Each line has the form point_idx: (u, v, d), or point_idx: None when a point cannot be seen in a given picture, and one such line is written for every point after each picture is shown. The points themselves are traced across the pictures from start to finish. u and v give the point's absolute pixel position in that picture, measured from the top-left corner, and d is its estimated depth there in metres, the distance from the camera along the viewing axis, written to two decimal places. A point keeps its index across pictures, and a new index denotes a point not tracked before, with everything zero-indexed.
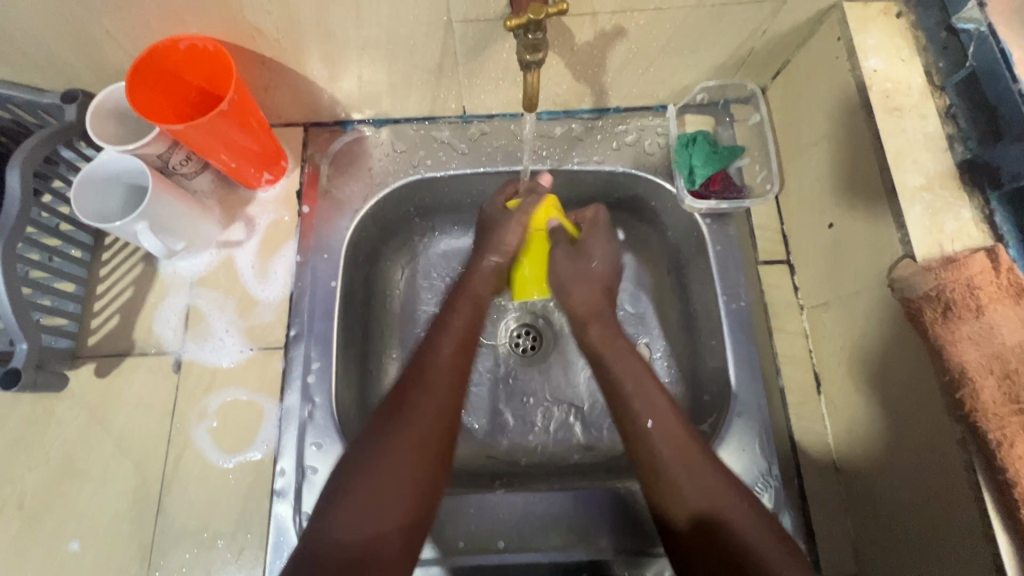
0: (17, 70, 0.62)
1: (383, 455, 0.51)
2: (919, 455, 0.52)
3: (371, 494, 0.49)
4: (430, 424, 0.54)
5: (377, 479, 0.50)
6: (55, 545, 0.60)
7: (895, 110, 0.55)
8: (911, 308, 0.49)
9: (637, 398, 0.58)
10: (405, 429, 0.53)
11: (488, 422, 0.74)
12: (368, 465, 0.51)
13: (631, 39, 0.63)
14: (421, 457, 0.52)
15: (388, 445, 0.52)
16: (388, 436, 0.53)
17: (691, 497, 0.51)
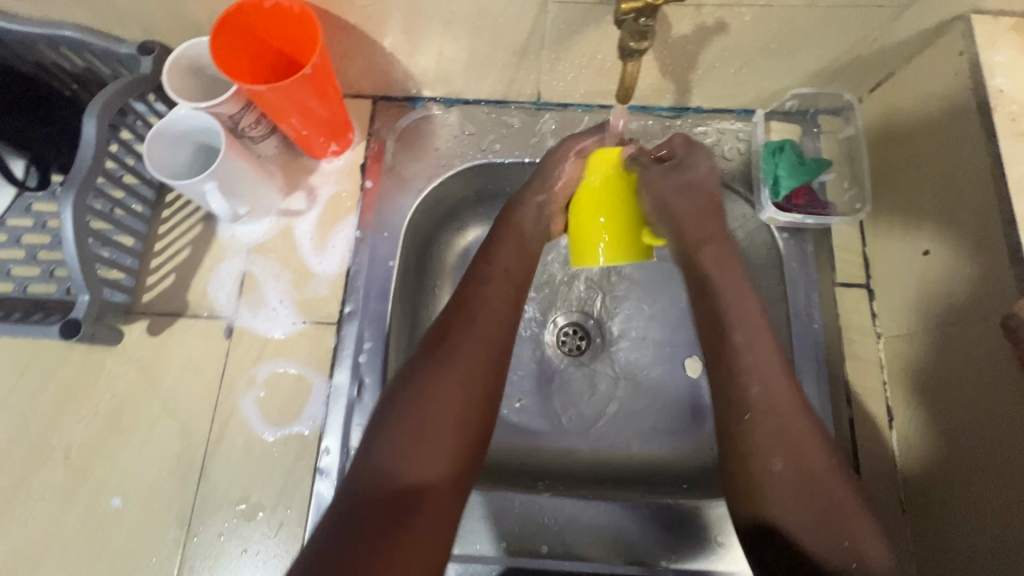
0: (97, 18, 0.60)
1: (431, 381, 0.48)
2: (1006, 510, 0.49)
3: (416, 433, 0.46)
4: (472, 370, 0.49)
5: (417, 415, 0.46)
6: (97, 500, 0.60)
7: (1020, 135, 0.51)
8: (1022, 352, 0.45)
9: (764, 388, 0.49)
10: (440, 377, 0.48)
11: (530, 420, 0.73)
12: (408, 403, 0.47)
13: (731, 36, 0.59)
14: (460, 400, 0.48)
15: (428, 384, 0.48)
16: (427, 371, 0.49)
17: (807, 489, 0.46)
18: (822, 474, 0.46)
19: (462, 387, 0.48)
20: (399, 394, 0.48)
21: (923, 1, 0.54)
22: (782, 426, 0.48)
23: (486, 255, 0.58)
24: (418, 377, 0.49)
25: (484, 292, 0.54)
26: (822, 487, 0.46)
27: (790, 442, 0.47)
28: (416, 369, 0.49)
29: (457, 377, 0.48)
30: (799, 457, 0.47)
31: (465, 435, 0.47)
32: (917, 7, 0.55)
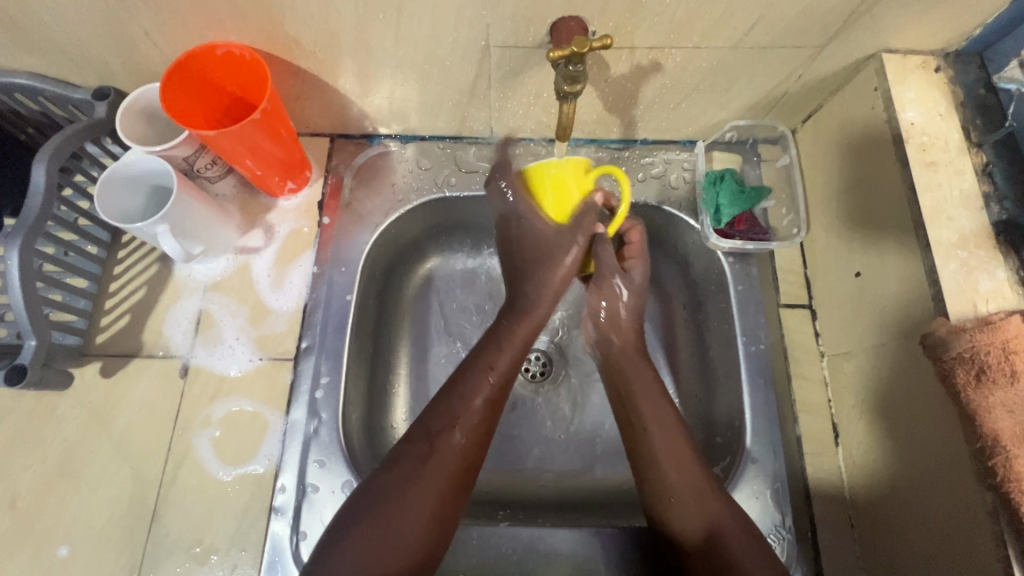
0: (50, 65, 0.62)
1: (409, 484, 0.50)
2: (941, 523, 0.51)
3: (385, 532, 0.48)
4: (447, 481, 0.52)
5: (382, 524, 0.48)
6: (43, 550, 0.58)
7: (931, 164, 0.55)
8: (943, 368, 0.48)
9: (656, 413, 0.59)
10: (421, 474, 0.51)
11: (492, 449, 0.73)
12: (376, 509, 0.49)
13: (666, 74, 0.63)
14: (434, 506, 0.50)
15: (403, 490, 0.50)
16: (409, 472, 0.51)
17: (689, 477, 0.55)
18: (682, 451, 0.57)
19: (436, 494, 0.51)
20: (369, 497, 0.50)
21: (838, 42, 0.58)
22: (732, 525, 0.53)
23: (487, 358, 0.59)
24: (393, 480, 0.51)
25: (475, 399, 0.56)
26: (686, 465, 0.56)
27: (736, 536, 0.52)
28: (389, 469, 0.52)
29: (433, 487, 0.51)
30: (749, 544, 0.52)
31: (429, 546, 0.49)
32: (833, 48, 0.59)
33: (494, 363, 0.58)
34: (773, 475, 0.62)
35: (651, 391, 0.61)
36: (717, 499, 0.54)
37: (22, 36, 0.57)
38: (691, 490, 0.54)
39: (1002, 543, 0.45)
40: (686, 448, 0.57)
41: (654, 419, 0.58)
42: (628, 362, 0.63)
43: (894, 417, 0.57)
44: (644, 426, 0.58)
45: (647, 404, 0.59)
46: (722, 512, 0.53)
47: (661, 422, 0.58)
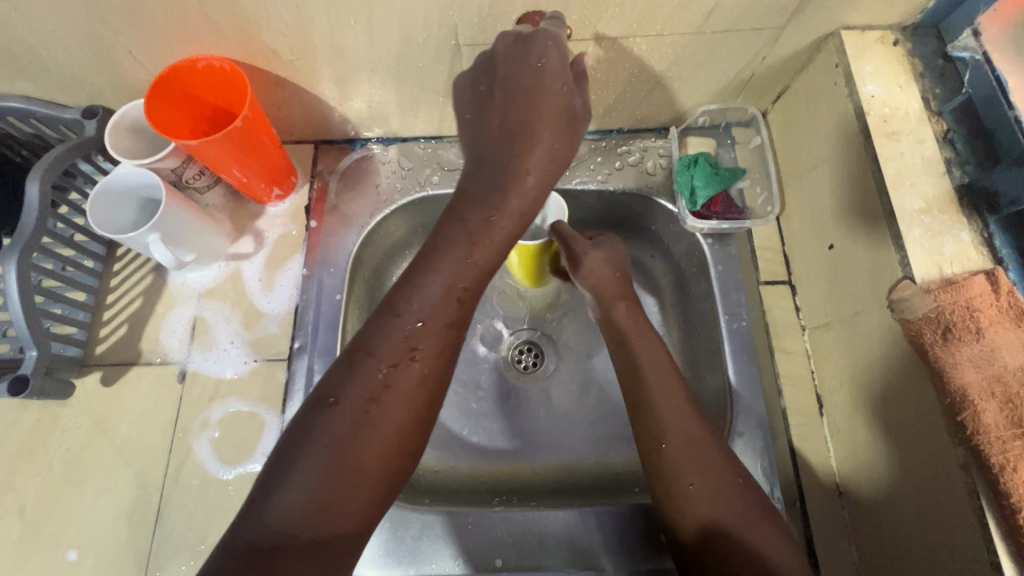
0: (39, 88, 0.64)
1: (367, 414, 0.45)
2: (918, 480, 0.52)
3: (340, 468, 0.43)
4: (411, 397, 0.47)
5: (337, 443, 0.43)
6: (53, 555, 0.60)
7: (892, 134, 0.57)
8: (911, 329, 0.50)
9: (666, 395, 0.57)
10: (387, 398, 0.46)
11: (486, 440, 0.74)
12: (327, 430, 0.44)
13: (634, 62, 0.64)
14: (398, 422, 0.46)
15: (360, 424, 0.44)
16: (370, 396, 0.45)
17: (712, 481, 0.52)
18: (704, 454, 0.54)
19: (402, 409, 0.46)
20: (311, 424, 0.44)
21: (797, 21, 0.60)
22: (742, 514, 0.50)
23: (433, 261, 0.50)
24: (350, 407, 0.45)
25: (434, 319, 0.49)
26: (704, 462, 0.53)
27: (747, 523, 0.50)
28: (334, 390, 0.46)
29: (399, 402, 0.46)
30: (760, 529, 0.50)
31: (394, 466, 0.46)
32: (793, 28, 0.61)
33: (461, 270, 0.50)
34: (760, 447, 0.63)
35: (665, 380, 0.58)
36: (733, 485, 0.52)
37: (12, 62, 0.60)
38: (703, 477, 0.52)
39: (974, 493, 0.46)
40: (698, 435, 0.55)
41: (668, 409, 0.56)
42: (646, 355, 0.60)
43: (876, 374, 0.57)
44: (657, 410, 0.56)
45: (657, 393, 0.57)
46: (733, 502, 0.51)
47: (675, 412, 0.56)
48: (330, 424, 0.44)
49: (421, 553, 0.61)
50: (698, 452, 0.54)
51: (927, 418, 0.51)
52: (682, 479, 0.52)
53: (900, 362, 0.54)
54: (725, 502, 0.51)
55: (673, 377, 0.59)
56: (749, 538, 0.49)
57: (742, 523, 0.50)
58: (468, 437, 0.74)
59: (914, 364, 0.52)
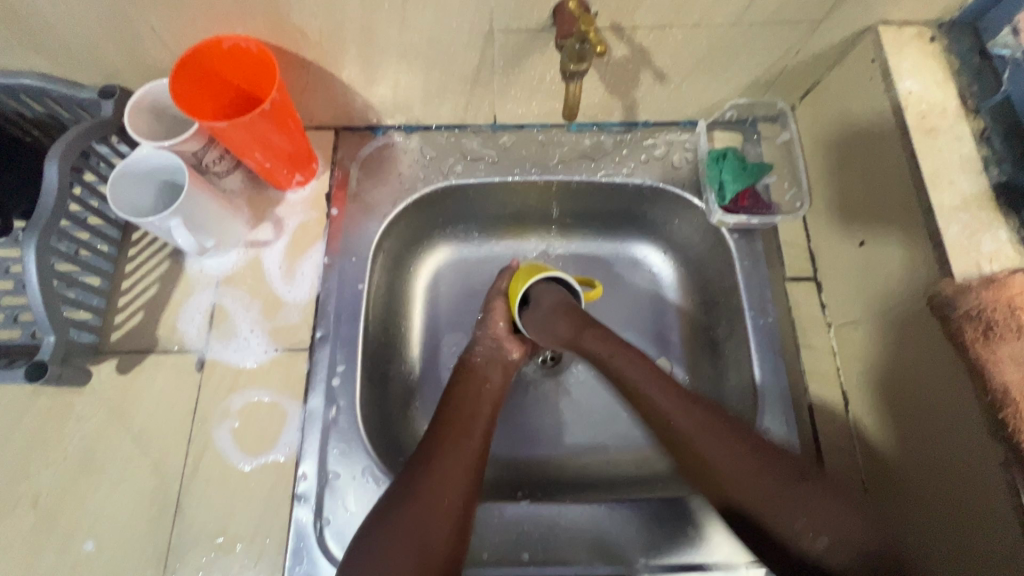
0: (55, 65, 0.62)
1: (433, 473, 0.56)
2: (953, 478, 0.52)
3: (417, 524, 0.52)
4: (457, 463, 0.57)
5: (418, 507, 0.53)
6: (68, 545, 0.58)
7: (930, 131, 0.56)
8: (950, 327, 0.49)
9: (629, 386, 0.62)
10: (444, 463, 0.56)
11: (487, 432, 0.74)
12: (390, 526, 0.52)
13: (667, 54, 0.64)
14: (456, 487, 0.55)
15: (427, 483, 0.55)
16: (429, 463, 0.57)
17: (739, 464, 0.55)
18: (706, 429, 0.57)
19: (458, 472, 0.56)
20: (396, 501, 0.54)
21: (835, 16, 0.59)
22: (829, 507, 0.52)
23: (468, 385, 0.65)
24: (404, 535, 0.52)
25: (482, 407, 0.63)
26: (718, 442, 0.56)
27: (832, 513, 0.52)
28: (386, 512, 0.53)
29: (452, 464, 0.57)
30: (836, 516, 0.51)
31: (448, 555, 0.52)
32: (830, 22, 0.60)
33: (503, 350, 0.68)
34: (786, 442, 0.64)
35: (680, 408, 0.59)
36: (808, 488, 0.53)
37: (28, 35, 0.58)
38: (768, 492, 0.53)
39: (1016, 492, 0.46)
40: (728, 448, 0.56)
41: (683, 422, 0.58)
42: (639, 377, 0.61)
43: (908, 371, 0.57)
44: (677, 432, 0.58)
45: (654, 398, 0.60)
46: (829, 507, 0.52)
47: (665, 395, 0.60)
48: (408, 495, 0.54)
49: None
50: (707, 434, 0.57)
51: (962, 414, 0.51)
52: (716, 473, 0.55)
53: (933, 359, 0.54)
54: (783, 498, 0.53)
55: (662, 380, 0.61)
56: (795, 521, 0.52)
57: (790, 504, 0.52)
58: None
59: (948, 361, 0.52)
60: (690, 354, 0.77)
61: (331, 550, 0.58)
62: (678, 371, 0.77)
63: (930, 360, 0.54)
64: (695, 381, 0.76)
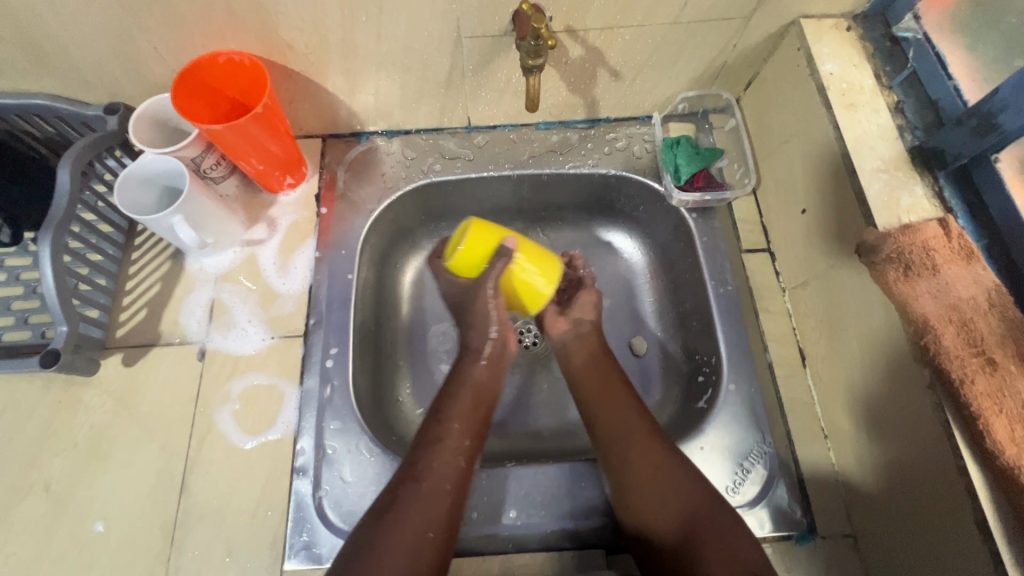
0: (64, 86, 0.69)
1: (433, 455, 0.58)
2: (891, 410, 0.57)
3: (419, 507, 0.54)
4: (456, 443, 0.59)
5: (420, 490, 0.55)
6: (79, 527, 0.62)
7: (851, 106, 0.64)
8: (877, 270, 0.56)
9: (608, 391, 0.65)
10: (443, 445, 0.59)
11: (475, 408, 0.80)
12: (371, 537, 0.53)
13: (618, 52, 0.71)
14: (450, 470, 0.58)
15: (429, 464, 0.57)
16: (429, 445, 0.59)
17: (648, 469, 0.59)
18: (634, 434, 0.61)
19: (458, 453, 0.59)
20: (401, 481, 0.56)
21: (761, 13, 0.67)
22: (716, 516, 0.55)
23: (441, 414, 0.62)
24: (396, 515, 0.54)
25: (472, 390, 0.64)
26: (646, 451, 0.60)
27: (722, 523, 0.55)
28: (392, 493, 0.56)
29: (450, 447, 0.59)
30: (681, 492, 0.57)
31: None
32: (759, 18, 0.68)
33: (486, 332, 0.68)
34: (749, 396, 0.69)
35: (639, 439, 0.61)
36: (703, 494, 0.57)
37: (42, 58, 0.64)
38: (667, 501, 0.57)
39: (941, 410, 0.51)
40: (654, 469, 0.58)
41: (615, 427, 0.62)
42: (603, 396, 0.64)
43: (850, 318, 0.63)
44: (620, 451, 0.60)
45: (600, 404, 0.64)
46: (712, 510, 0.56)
47: (614, 403, 0.64)
48: (411, 478, 0.56)
49: None
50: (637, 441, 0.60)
51: (896, 350, 0.57)
52: (633, 478, 0.59)
53: (868, 305, 0.60)
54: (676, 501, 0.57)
55: (619, 386, 0.65)
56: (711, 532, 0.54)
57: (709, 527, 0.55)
58: None
59: (880, 304, 0.58)
60: (661, 328, 0.83)
61: (329, 517, 0.62)
62: (651, 344, 0.82)
63: (866, 306, 0.60)
64: (666, 352, 0.81)
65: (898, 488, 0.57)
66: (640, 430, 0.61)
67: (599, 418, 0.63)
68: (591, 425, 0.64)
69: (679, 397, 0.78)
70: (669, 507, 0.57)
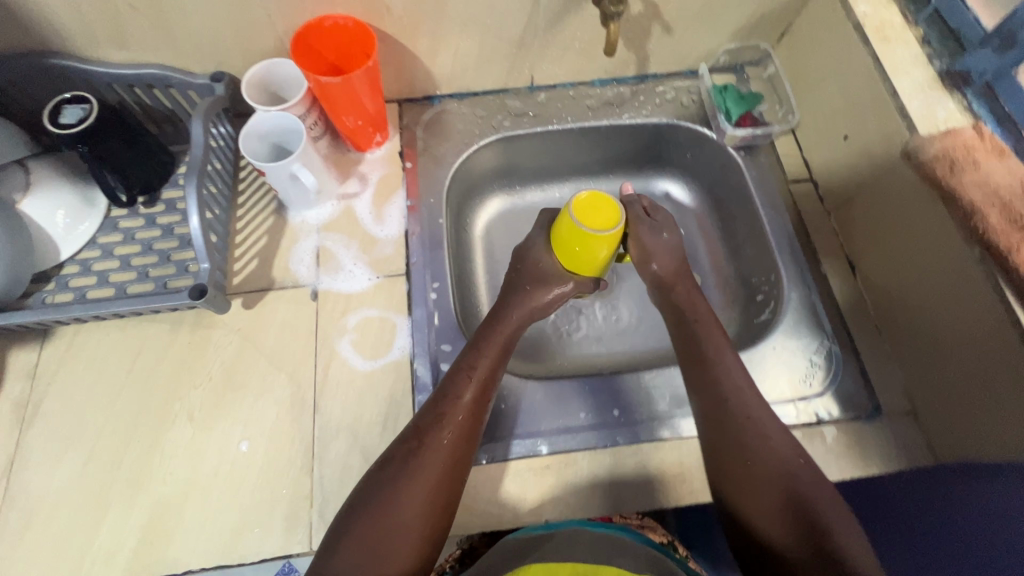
0: (178, 55, 0.75)
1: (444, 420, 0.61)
2: (943, 292, 0.66)
3: (425, 472, 0.57)
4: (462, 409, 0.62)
5: (429, 460, 0.58)
6: (226, 447, 0.68)
7: (885, 39, 0.73)
8: (925, 169, 0.64)
9: (721, 356, 0.66)
10: (455, 411, 0.61)
11: (552, 339, 0.89)
12: (375, 498, 0.56)
13: (673, 6, 0.80)
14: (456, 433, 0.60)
15: (436, 429, 0.60)
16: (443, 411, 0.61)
17: (732, 443, 0.60)
18: (741, 409, 0.62)
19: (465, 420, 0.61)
20: (411, 442, 0.59)
21: None
22: (798, 499, 0.55)
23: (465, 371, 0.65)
24: (398, 480, 0.57)
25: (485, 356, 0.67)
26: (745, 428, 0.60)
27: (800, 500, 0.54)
28: (397, 460, 0.58)
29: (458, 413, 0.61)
30: (773, 468, 0.57)
31: (432, 531, 0.56)
32: None
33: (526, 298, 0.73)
34: (809, 303, 0.78)
35: (745, 412, 0.61)
36: (806, 476, 0.56)
37: (167, 28, 0.71)
38: (756, 480, 0.57)
39: (995, 279, 0.59)
40: (746, 444, 0.59)
41: (727, 394, 0.63)
42: (716, 359, 0.65)
43: (896, 223, 0.72)
44: (720, 419, 0.62)
45: (721, 371, 0.64)
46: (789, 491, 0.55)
47: (732, 365, 0.65)
48: (418, 443, 0.59)
49: (544, 415, 0.72)
50: (739, 415, 0.61)
51: (947, 240, 0.65)
52: (738, 451, 0.59)
53: (915, 208, 0.69)
54: (753, 479, 0.57)
55: (728, 347, 0.67)
56: (771, 506, 0.55)
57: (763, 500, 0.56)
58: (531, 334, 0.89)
59: (928, 204, 0.67)
60: (715, 259, 0.92)
61: None
62: (709, 274, 0.91)
63: (912, 204, 0.69)
64: (724, 280, 0.90)
65: (956, 359, 0.65)
66: (741, 406, 0.62)
67: (706, 385, 0.64)
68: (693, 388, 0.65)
69: (742, 315, 0.86)
70: (743, 486, 0.57)
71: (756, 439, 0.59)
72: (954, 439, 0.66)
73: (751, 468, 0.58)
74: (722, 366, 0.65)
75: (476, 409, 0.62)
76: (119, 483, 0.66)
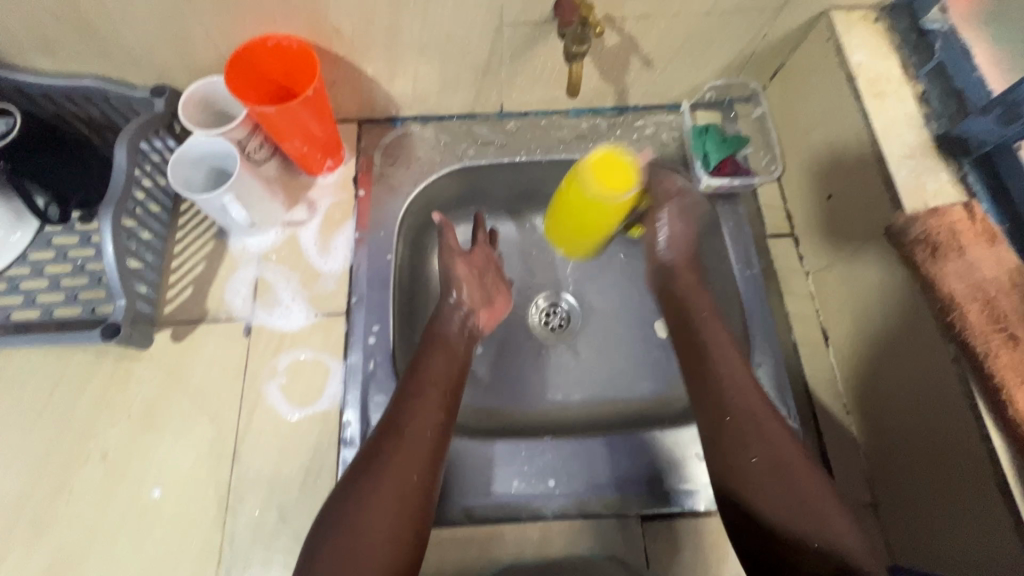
0: (114, 68, 0.70)
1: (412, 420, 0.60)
2: (914, 383, 0.61)
3: (394, 475, 0.55)
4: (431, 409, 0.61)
5: (399, 462, 0.56)
6: (138, 492, 0.65)
7: (879, 94, 0.66)
8: (906, 250, 0.58)
9: (722, 355, 0.66)
10: (422, 412, 0.60)
11: (508, 386, 0.82)
12: (346, 508, 0.53)
13: (653, 41, 0.73)
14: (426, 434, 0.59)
15: (400, 431, 0.58)
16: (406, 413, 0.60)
17: (750, 440, 0.59)
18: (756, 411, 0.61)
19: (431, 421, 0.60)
20: (376, 449, 0.57)
21: (793, 5, 0.70)
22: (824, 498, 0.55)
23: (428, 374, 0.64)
24: (362, 490, 0.54)
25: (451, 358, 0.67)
26: (766, 427, 0.60)
27: (828, 523, 0.54)
28: (361, 469, 0.56)
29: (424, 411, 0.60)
30: (799, 469, 0.57)
31: (406, 542, 0.53)
32: (790, 9, 0.70)
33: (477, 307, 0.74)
34: (775, 374, 0.72)
35: (762, 412, 0.61)
36: (819, 484, 0.56)
37: (98, 41, 0.66)
38: (779, 481, 0.57)
39: (968, 385, 0.54)
40: (762, 442, 0.59)
41: (734, 391, 0.63)
42: (720, 357, 0.66)
43: (874, 299, 0.66)
44: (732, 417, 0.61)
45: (723, 370, 0.65)
46: (813, 501, 0.55)
47: (733, 366, 0.65)
48: (378, 448, 0.58)
49: (476, 480, 0.68)
50: (750, 415, 0.61)
51: (921, 325, 0.59)
52: (745, 455, 0.59)
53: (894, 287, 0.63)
54: (788, 480, 0.57)
55: (735, 351, 0.67)
56: (810, 510, 0.55)
57: (803, 507, 0.55)
58: (483, 379, 0.83)
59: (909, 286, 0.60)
60: None
61: None
62: None
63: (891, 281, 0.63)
64: None
65: (920, 456, 0.60)
66: (756, 406, 0.62)
67: (726, 384, 0.64)
68: (703, 383, 0.65)
69: None
70: (766, 487, 0.57)
71: (774, 437, 0.59)
72: (913, 540, 0.62)
73: (771, 467, 0.58)
74: (730, 363, 0.65)
75: (443, 416, 0.61)
76: (23, 524, 0.63)
